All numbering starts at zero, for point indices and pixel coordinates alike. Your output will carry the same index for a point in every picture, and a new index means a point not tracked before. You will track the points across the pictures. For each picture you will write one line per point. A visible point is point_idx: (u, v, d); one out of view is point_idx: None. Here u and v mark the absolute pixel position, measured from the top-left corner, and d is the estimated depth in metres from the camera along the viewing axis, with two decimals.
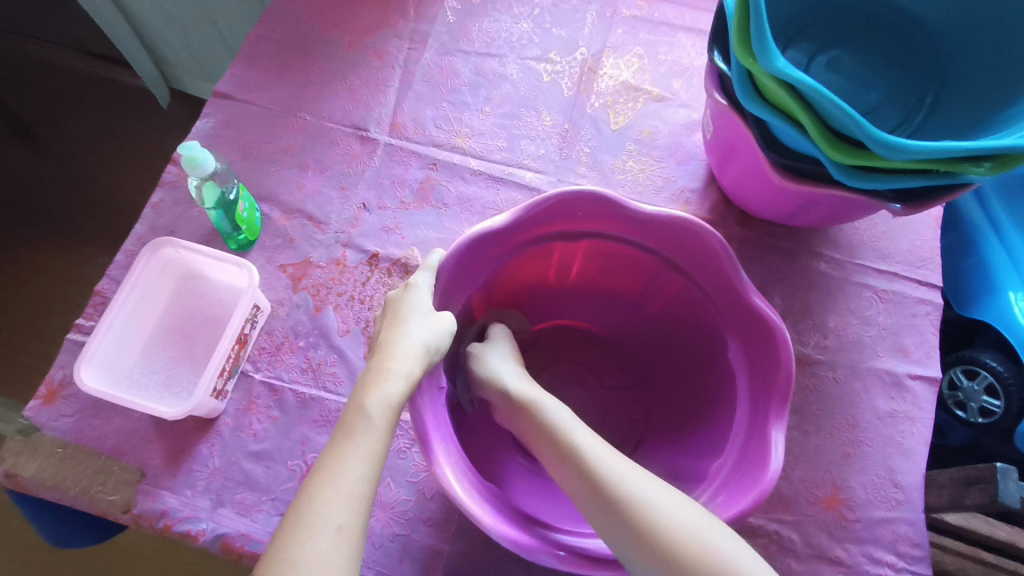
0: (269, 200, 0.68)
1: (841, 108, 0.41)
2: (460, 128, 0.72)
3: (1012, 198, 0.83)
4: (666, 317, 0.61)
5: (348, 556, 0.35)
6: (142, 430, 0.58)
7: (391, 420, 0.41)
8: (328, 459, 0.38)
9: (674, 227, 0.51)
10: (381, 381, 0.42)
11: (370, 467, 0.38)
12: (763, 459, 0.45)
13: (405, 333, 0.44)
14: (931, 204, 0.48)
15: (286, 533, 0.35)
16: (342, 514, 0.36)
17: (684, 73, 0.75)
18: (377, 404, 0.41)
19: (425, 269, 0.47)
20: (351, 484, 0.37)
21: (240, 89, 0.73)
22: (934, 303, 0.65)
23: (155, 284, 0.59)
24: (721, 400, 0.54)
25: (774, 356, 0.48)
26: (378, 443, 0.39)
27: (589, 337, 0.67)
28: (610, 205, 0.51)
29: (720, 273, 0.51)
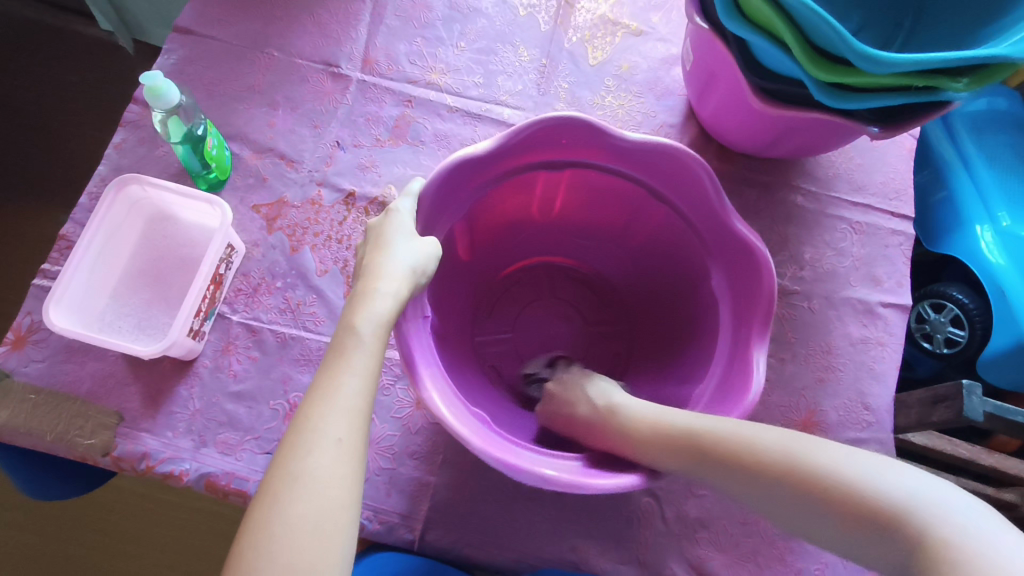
0: (238, 139, 0.66)
1: (825, 21, 0.40)
2: (435, 64, 0.70)
3: (981, 133, 0.84)
4: (652, 252, 0.61)
5: (348, 467, 0.35)
6: (117, 373, 0.57)
7: (382, 338, 0.40)
8: (323, 377, 0.38)
9: (661, 154, 0.50)
10: (369, 301, 0.41)
11: (366, 384, 0.38)
12: (745, 380, 0.46)
13: (391, 256, 0.44)
14: (907, 126, 0.49)
15: (286, 448, 0.36)
16: (340, 428, 0.36)
17: (663, 7, 0.73)
18: (367, 323, 0.40)
19: (406, 196, 0.47)
20: (349, 399, 0.37)
21: (202, 24, 0.69)
22: (906, 234, 0.67)
23: (122, 224, 0.57)
24: (702, 328, 0.55)
25: (756, 280, 0.48)
26: (371, 360, 0.39)
27: (570, 274, 0.68)
28: (594, 132, 0.50)
29: (705, 203, 0.51)
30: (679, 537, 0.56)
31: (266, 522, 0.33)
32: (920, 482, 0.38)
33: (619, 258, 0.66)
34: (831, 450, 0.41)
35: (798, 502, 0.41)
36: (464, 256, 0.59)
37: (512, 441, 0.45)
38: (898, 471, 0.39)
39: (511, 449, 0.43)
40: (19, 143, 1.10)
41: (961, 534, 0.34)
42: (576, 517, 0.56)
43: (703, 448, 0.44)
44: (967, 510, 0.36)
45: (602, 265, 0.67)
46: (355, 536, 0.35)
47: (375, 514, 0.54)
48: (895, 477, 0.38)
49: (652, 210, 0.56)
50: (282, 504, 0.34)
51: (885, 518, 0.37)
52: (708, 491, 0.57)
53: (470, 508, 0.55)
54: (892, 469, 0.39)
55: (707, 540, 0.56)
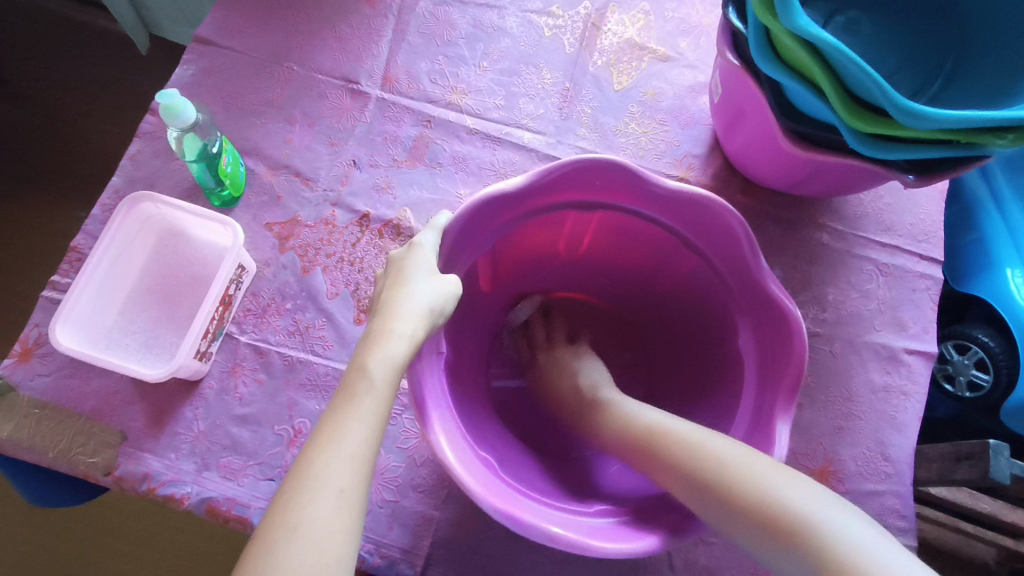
0: (254, 155, 0.65)
1: (865, 71, 0.38)
2: (456, 83, 0.68)
3: (1015, 175, 0.83)
4: (677, 299, 0.60)
5: (349, 518, 0.34)
6: (123, 391, 0.56)
7: (394, 383, 0.39)
8: (330, 420, 0.37)
9: (696, 205, 0.49)
10: (382, 342, 0.40)
11: (372, 431, 0.37)
12: (765, 448, 0.44)
13: (408, 294, 0.42)
14: (944, 176, 0.47)
15: (286, 494, 0.34)
16: (343, 477, 0.35)
17: (692, 32, 0.71)
18: (380, 365, 0.39)
19: (430, 230, 0.46)
20: (353, 446, 0.36)
21: (222, 35, 0.68)
22: (934, 278, 0.65)
23: (134, 240, 0.56)
24: (724, 387, 0.53)
25: (786, 345, 0.47)
26: (381, 405, 0.38)
27: (594, 313, 0.67)
28: (630, 177, 0.49)
29: (736, 256, 0.50)
30: None
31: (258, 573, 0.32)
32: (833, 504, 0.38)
33: (641, 301, 0.64)
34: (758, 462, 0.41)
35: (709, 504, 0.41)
36: (484, 292, 0.58)
37: (517, 491, 0.45)
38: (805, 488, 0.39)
39: (516, 502, 0.42)
40: (41, 139, 1.10)
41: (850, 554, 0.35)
42: (582, 560, 0.54)
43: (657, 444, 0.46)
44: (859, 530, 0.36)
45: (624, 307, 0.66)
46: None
47: (376, 548, 0.53)
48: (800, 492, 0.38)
49: (681, 255, 0.55)
50: (277, 556, 0.32)
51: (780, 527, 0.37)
52: (718, 538, 0.55)
53: (473, 546, 0.54)
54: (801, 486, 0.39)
55: None
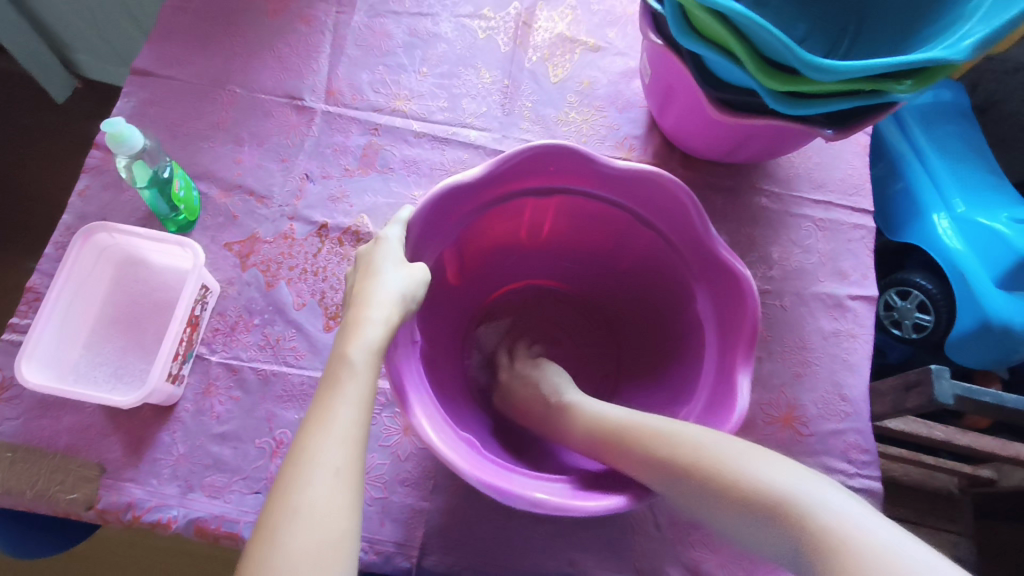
0: (205, 178, 0.65)
1: (771, 34, 0.42)
2: (399, 91, 0.70)
3: (931, 123, 0.87)
4: (637, 276, 0.62)
5: (347, 495, 0.35)
6: (97, 425, 0.56)
7: (375, 365, 0.40)
8: (318, 408, 0.38)
9: (644, 180, 0.52)
10: (360, 330, 0.41)
11: (360, 412, 0.38)
12: (731, 402, 0.46)
13: (380, 283, 0.44)
14: (860, 127, 0.51)
15: (284, 479, 0.35)
16: (337, 457, 0.36)
17: (619, 22, 0.75)
18: (360, 350, 0.40)
19: (395, 223, 0.47)
20: (344, 427, 0.37)
21: (161, 65, 0.69)
22: (868, 227, 0.69)
23: (92, 272, 0.56)
24: (688, 351, 0.56)
25: (739, 302, 0.49)
26: (365, 387, 0.39)
27: (559, 296, 0.70)
28: (578, 158, 0.51)
29: (687, 224, 0.52)
30: (673, 542, 0.56)
31: (268, 556, 0.33)
32: (818, 483, 0.40)
33: (605, 282, 0.67)
34: (741, 446, 0.43)
35: (704, 495, 0.43)
36: (452, 286, 0.60)
37: (502, 466, 0.46)
38: (783, 464, 0.42)
39: (501, 475, 0.44)
40: None
41: (845, 525, 0.37)
42: (574, 531, 0.56)
43: (634, 435, 0.48)
44: (841, 499, 0.39)
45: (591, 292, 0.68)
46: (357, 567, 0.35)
47: (370, 545, 0.54)
48: (782, 475, 0.41)
49: (635, 231, 0.57)
50: (283, 539, 0.33)
51: (773, 508, 0.40)
52: None
53: (466, 532, 0.55)
54: (785, 467, 0.42)
55: (700, 542, 0.56)
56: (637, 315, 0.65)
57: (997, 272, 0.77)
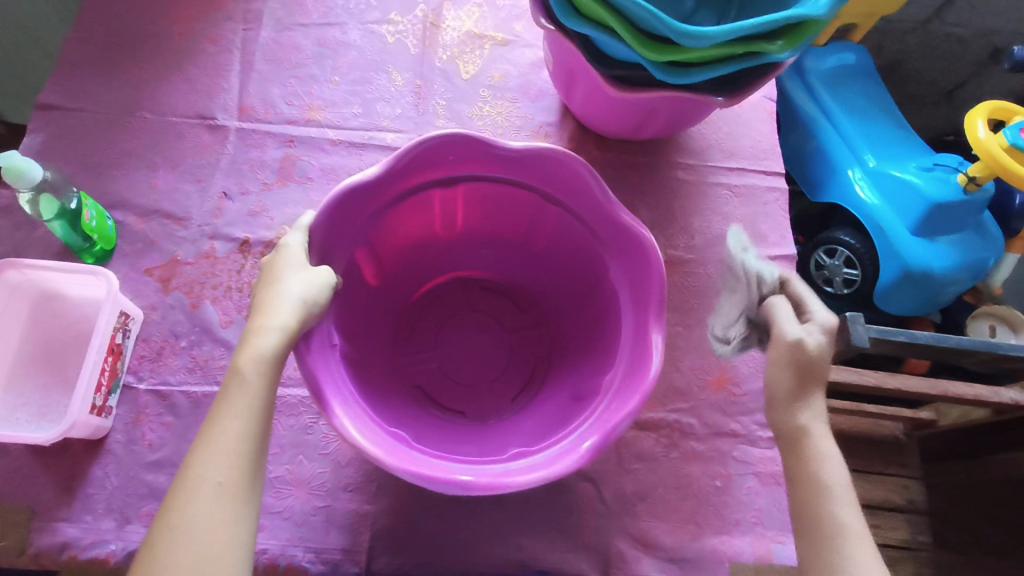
0: (120, 207, 0.64)
1: (641, 6, 0.43)
2: (312, 101, 0.70)
3: (838, 85, 0.91)
4: (555, 256, 0.63)
5: (228, 507, 0.38)
6: (23, 467, 0.55)
7: (266, 378, 0.42)
8: (212, 421, 0.41)
9: (542, 158, 0.52)
10: (255, 341, 0.43)
11: (247, 427, 0.41)
12: (648, 360, 0.47)
13: (280, 288, 0.44)
14: (747, 91, 0.53)
15: (174, 493, 0.39)
16: (220, 472, 0.39)
17: (525, 15, 0.77)
18: (251, 364, 0.42)
19: (297, 231, 0.47)
20: (229, 442, 0.40)
21: (66, 97, 0.68)
22: (781, 189, 0.71)
23: (4, 311, 0.55)
24: (609, 322, 0.57)
25: (647, 265, 0.51)
26: (253, 401, 0.41)
27: (487, 286, 0.70)
28: (474, 146, 0.52)
29: (591, 197, 0.53)
30: (620, 516, 0.56)
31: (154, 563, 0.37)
32: None
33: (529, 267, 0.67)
34: None
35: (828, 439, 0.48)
36: (373, 289, 0.60)
37: (430, 456, 0.46)
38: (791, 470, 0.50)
39: (429, 464, 0.43)
40: None
41: None
42: (522, 517, 0.56)
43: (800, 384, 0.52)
44: None
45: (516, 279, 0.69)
46: (250, 565, 0.39)
47: (317, 555, 0.53)
48: None
49: (545, 210, 0.58)
50: (163, 552, 0.37)
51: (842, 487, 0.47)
52: (640, 464, 0.58)
53: (413, 530, 0.55)
54: None
55: (646, 512, 0.56)
56: (562, 297, 0.66)
57: (913, 219, 0.81)
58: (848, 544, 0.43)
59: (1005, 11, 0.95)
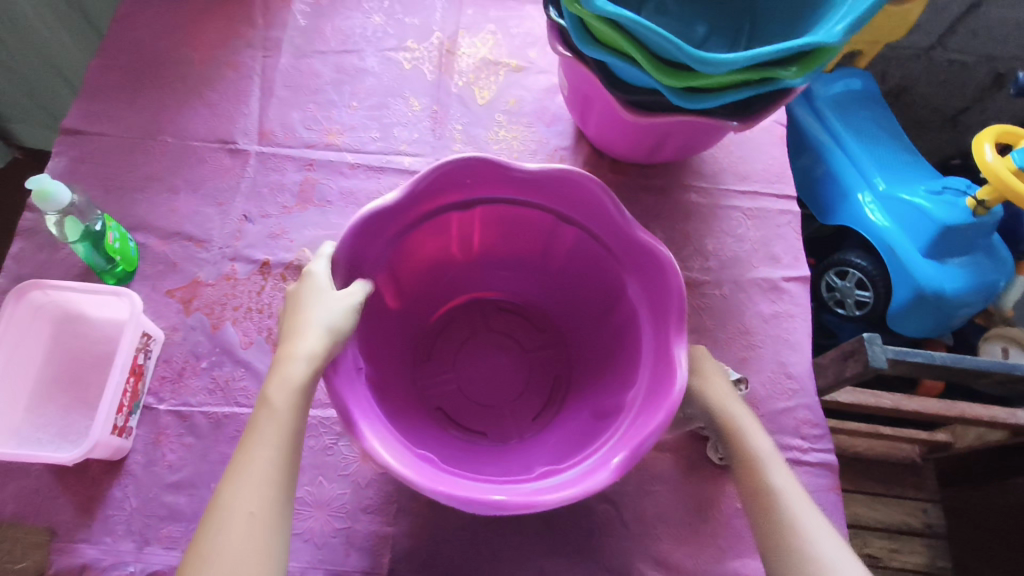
0: (142, 229, 0.65)
1: (658, 34, 0.44)
2: (330, 126, 0.72)
3: (845, 110, 0.92)
4: (571, 275, 0.64)
5: (260, 538, 0.38)
6: (44, 488, 0.54)
7: (296, 406, 0.43)
8: (240, 452, 0.41)
9: (560, 179, 0.53)
10: (283, 371, 0.43)
11: (278, 455, 0.41)
12: (671, 378, 0.47)
13: (307, 318, 0.45)
14: (762, 114, 0.54)
15: (205, 525, 0.39)
16: (252, 501, 0.39)
17: (538, 42, 0.78)
18: (281, 392, 0.42)
19: (320, 258, 0.48)
20: (260, 471, 0.40)
21: (90, 122, 0.70)
22: (793, 211, 0.72)
23: (28, 332, 0.55)
24: (628, 339, 0.57)
25: (665, 282, 0.51)
26: (283, 429, 0.42)
27: (503, 306, 0.70)
28: (491, 169, 0.53)
29: (607, 216, 0.54)
30: (641, 538, 0.56)
31: None
32: None
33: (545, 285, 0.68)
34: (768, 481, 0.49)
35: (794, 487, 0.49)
36: (392, 309, 0.61)
37: (458, 476, 0.46)
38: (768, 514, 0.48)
39: (460, 484, 0.43)
40: None
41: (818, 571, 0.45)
42: (542, 539, 0.55)
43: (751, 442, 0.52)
44: None
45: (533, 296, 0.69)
46: None
47: None
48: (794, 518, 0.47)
49: (562, 231, 0.59)
50: None
51: None
52: (659, 486, 0.58)
53: (433, 552, 0.54)
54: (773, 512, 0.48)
55: (667, 534, 0.56)
56: (579, 313, 0.66)
57: (923, 240, 0.81)
58: (814, 543, 0.44)
59: (1007, 39, 0.96)
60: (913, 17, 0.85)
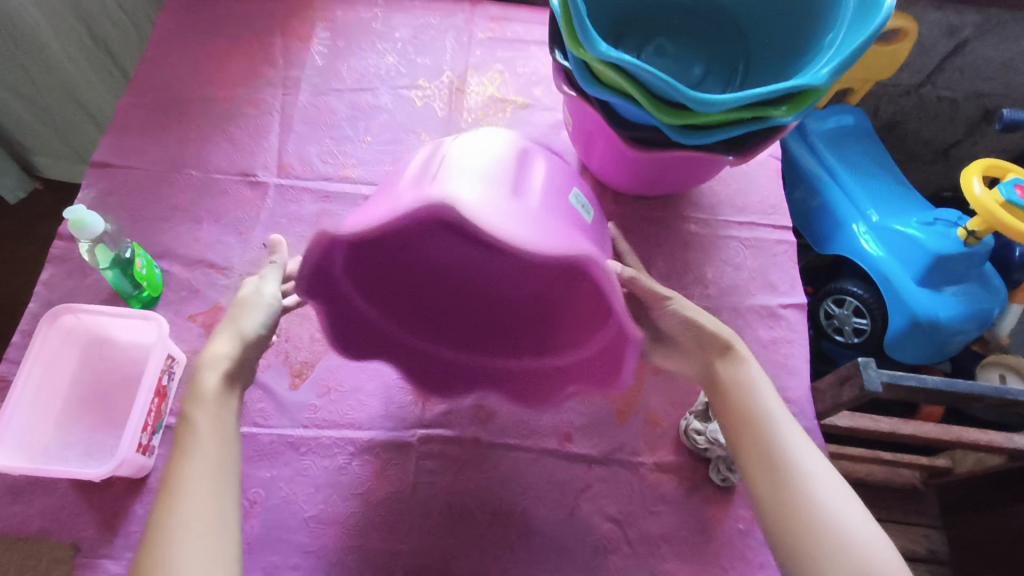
0: (167, 257, 0.69)
1: (657, 77, 0.48)
2: (346, 159, 0.76)
3: (838, 144, 0.96)
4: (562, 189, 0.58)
5: (200, 539, 0.40)
6: (68, 505, 0.56)
7: (213, 415, 0.46)
8: (175, 456, 0.44)
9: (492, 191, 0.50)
10: (198, 388, 0.47)
11: (203, 462, 0.43)
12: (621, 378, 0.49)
13: (221, 338, 0.50)
14: (756, 150, 0.57)
15: (148, 542, 0.40)
16: (186, 511, 0.41)
17: (543, 80, 0.83)
18: (197, 406, 0.46)
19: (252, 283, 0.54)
20: (190, 481, 0.42)
21: (119, 156, 0.74)
22: (789, 241, 0.75)
23: (58, 353, 0.58)
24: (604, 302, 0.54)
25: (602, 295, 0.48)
26: (206, 438, 0.44)
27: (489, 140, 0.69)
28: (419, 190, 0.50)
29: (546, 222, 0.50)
30: (645, 556, 0.57)
31: None
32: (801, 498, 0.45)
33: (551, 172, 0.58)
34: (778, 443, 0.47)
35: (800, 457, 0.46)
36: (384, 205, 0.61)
37: None
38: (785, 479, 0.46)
39: None
40: None
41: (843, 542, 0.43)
42: (550, 557, 0.57)
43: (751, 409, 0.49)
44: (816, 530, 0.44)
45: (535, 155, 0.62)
46: None
47: None
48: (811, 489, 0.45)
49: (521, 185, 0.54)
50: None
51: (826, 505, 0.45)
52: (663, 506, 0.60)
53: (443, 569, 0.56)
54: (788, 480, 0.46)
55: (671, 554, 0.58)
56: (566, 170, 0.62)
57: (917, 270, 0.84)
58: (819, 488, 0.44)
59: (992, 77, 1.01)
60: (900, 58, 0.89)
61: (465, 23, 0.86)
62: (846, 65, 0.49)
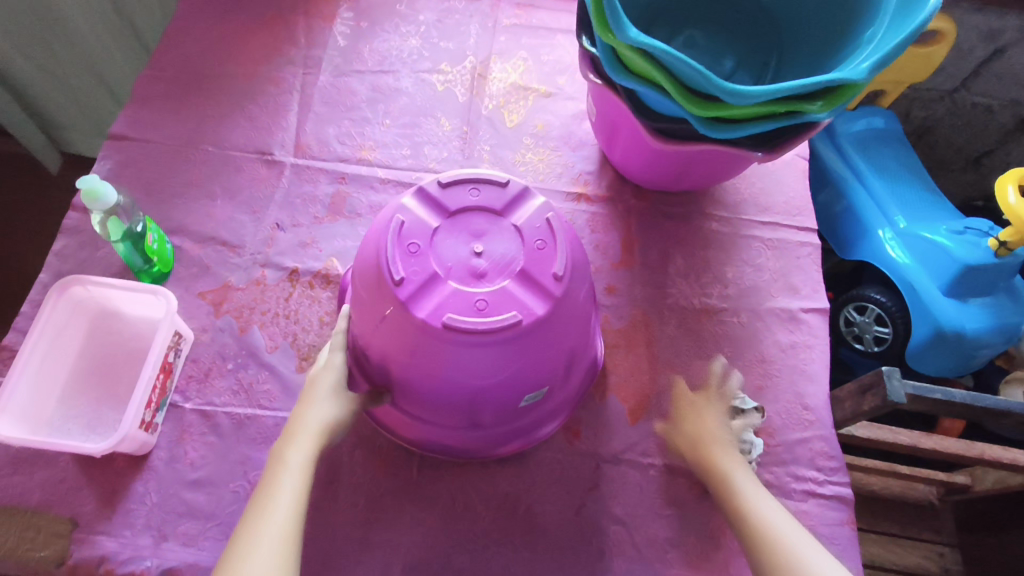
0: (179, 233, 0.68)
1: (689, 66, 0.46)
2: (364, 142, 0.74)
3: (867, 147, 0.93)
4: (534, 384, 0.51)
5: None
6: (69, 478, 0.56)
7: (309, 469, 0.48)
8: (265, 490, 0.46)
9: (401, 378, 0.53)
10: (296, 437, 0.49)
11: (295, 504, 0.45)
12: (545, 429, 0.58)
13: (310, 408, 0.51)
14: (786, 147, 0.55)
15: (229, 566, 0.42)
16: (272, 548, 0.43)
17: (568, 70, 0.81)
18: (296, 454, 0.48)
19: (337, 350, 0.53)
20: (279, 522, 0.44)
21: (137, 129, 0.73)
22: (814, 244, 0.73)
23: (66, 325, 0.58)
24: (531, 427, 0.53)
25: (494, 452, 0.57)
26: (298, 485, 0.46)
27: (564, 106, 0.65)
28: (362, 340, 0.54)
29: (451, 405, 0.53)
30: (650, 561, 0.56)
31: None
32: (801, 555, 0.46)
33: (537, 357, 0.50)
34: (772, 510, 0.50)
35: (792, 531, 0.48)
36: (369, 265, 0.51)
37: None
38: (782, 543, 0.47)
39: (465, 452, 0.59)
40: None
41: None
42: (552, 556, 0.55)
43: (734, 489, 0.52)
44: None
45: (523, 311, 0.48)
46: None
47: None
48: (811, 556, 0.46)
49: (484, 410, 0.52)
50: None
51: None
52: (672, 510, 0.58)
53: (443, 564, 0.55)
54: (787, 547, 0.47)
55: (678, 560, 0.56)
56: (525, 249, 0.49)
57: (944, 280, 0.81)
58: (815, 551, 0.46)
59: None
60: (936, 61, 0.86)
61: (491, 8, 0.84)
62: (887, 61, 0.47)
